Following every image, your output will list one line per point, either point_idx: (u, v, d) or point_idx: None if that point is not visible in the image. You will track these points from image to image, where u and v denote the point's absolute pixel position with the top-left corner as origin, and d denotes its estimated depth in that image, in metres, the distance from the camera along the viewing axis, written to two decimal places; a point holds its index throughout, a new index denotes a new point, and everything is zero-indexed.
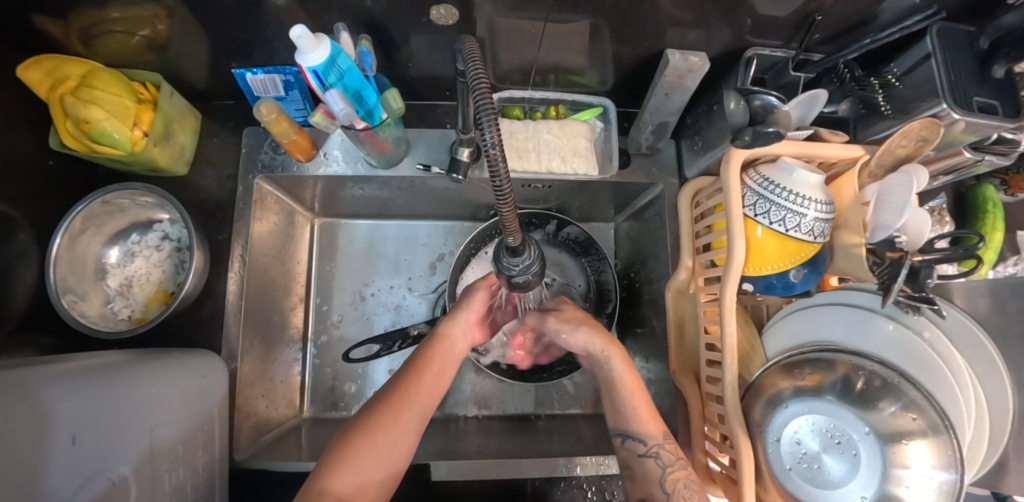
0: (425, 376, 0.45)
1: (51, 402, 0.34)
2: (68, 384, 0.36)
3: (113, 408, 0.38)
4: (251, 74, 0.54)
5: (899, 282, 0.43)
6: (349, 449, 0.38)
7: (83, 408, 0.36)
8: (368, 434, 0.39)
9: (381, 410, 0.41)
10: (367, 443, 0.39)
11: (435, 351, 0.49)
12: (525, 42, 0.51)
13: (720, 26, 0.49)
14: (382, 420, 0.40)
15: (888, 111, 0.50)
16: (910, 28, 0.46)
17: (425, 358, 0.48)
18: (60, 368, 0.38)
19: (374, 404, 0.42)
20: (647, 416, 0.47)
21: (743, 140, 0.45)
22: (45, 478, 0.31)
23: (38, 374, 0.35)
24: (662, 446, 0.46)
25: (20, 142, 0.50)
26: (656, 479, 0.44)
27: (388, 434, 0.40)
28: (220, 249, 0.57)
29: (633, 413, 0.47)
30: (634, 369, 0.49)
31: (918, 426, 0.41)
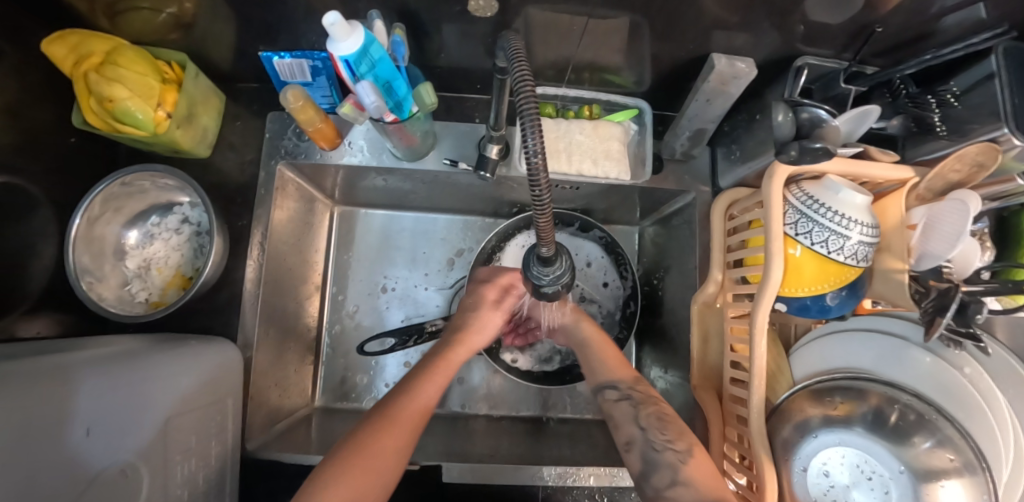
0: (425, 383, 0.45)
1: (64, 394, 0.33)
2: (85, 375, 0.36)
3: (128, 401, 0.38)
4: (278, 58, 0.51)
5: (946, 316, 0.41)
6: (358, 449, 0.38)
7: (97, 401, 0.36)
8: (374, 444, 0.38)
9: (387, 420, 0.41)
10: (374, 445, 0.38)
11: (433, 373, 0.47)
12: (562, 37, 0.49)
13: (770, 32, 0.46)
14: (385, 428, 0.40)
15: (943, 132, 0.47)
16: (975, 46, 0.43)
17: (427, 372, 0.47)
18: (76, 357, 0.37)
19: (384, 415, 0.41)
20: (621, 365, 0.52)
21: (788, 155, 0.42)
22: (53, 474, 0.31)
23: (54, 366, 0.35)
24: (632, 387, 0.49)
25: (40, 118, 0.49)
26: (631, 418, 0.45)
27: (391, 441, 0.39)
28: (239, 234, 0.56)
29: (602, 364, 0.52)
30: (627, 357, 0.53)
31: (954, 466, 0.39)
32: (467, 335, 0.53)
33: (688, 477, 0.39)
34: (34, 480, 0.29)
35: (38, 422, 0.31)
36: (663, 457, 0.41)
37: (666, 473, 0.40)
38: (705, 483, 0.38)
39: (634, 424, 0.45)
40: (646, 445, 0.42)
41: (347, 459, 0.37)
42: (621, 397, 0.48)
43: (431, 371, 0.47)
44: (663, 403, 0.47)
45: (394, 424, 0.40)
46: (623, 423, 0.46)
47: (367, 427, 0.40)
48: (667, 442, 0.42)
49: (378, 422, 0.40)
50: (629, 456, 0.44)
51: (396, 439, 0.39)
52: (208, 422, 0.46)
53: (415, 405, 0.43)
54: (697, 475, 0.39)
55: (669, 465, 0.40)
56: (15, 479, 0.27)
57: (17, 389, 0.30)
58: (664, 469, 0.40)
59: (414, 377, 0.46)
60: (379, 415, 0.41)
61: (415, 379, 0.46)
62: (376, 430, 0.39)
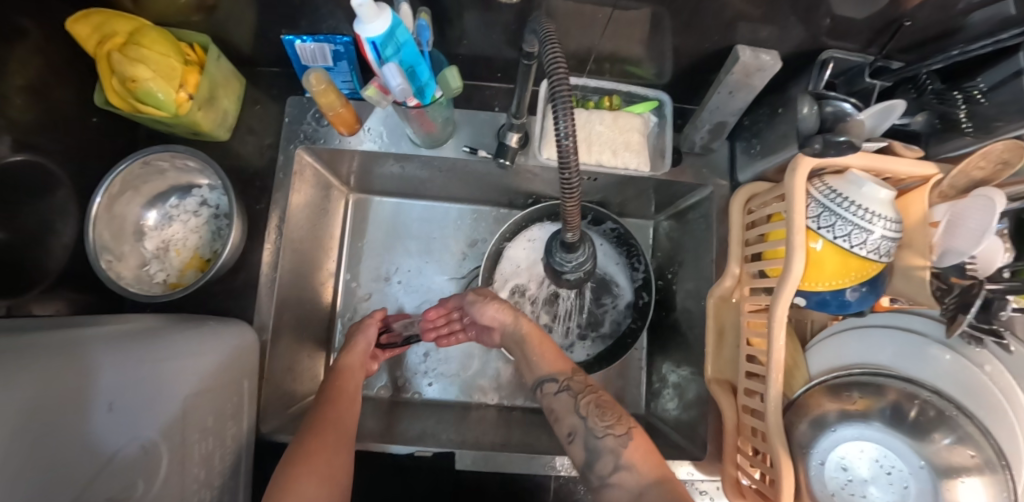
0: (341, 390, 0.50)
1: (86, 368, 0.33)
2: (111, 350, 0.36)
3: (155, 376, 0.38)
4: (300, 42, 0.51)
5: (970, 314, 0.41)
6: (302, 452, 0.41)
7: (122, 376, 0.36)
8: (313, 445, 0.42)
9: (319, 424, 0.45)
10: (318, 443, 0.42)
11: (342, 382, 0.52)
12: (585, 27, 0.49)
13: (796, 26, 0.46)
14: (321, 431, 0.44)
15: (969, 128, 0.46)
16: (1004, 43, 0.40)
17: (335, 386, 0.51)
18: (99, 334, 0.37)
19: (310, 422, 0.45)
20: (555, 357, 0.51)
21: (812, 148, 0.42)
22: (76, 449, 0.31)
23: (79, 341, 0.35)
24: (571, 379, 0.49)
25: (64, 97, 0.50)
26: (570, 408, 0.46)
27: (329, 438, 0.43)
28: (257, 219, 0.56)
29: (539, 360, 0.51)
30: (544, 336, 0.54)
31: (974, 463, 0.39)
32: (349, 343, 0.58)
33: (630, 460, 0.40)
34: (53, 453, 0.29)
35: (62, 396, 0.31)
36: (604, 443, 0.42)
37: (609, 460, 0.41)
38: (646, 466, 0.40)
39: (574, 413, 0.45)
40: (587, 432, 0.43)
41: (296, 463, 0.40)
42: (561, 389, 0.48)
43: (336, 381, 0.52)
44: (600, 391, 0.48)
45: (328, 426, 0.45)
46: (563, 414, 0.46)
47: (306, 435, 0.43)
48: (607, 428, 0.43)
49: (308, 430, 0.44)
50: (573, 446, 0.44)
51: (334, 437, 0.44)
52: (227, 403, 0.47)
53: (335, 410, 0.47)
54: (638, 458, 0.40)
55: (611, 452, 0.41)
56: (35, 452, 0.27)
57: (40, 362, 0.30)
58: (606, 456, 0.41)
59: (326, 391, 0.50)
60: (309, 425, 0.45)
61: (325, 395, 0.50)
62: (309, 434, 0.44)
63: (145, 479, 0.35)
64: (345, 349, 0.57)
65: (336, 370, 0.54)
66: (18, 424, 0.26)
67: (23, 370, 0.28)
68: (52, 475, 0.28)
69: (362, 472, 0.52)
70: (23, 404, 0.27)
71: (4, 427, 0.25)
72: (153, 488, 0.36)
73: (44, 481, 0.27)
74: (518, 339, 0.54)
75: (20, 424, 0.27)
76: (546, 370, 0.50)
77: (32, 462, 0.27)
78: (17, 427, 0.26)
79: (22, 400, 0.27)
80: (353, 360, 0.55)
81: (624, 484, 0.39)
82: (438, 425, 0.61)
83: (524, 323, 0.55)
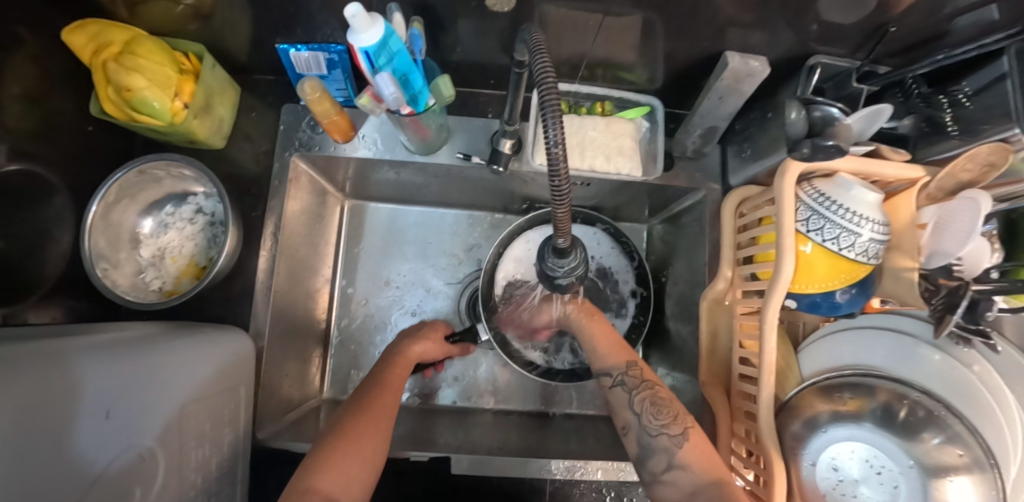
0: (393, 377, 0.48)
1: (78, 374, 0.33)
2: (103, 356, 0.36)
3: (149, 382, 0.38)
4: (294, 50, 0.51)
5: (956, 316, 0.42)
6: (340, 443, 0.39)
7: (115, 382, 0.35)
8: (358, 432, 0.41)
9: (360, 414, 0.42)
10: (362, 435, 0.40)
11: (395, 367, 0.50)
12: (577, 33, 0.49)
13: (785, 31, 0.46)
14: (367, 417, 0.42)
15: (955, 132, 0.46)
16: (988, 46, 0.41)
17: (388, 369, 0.49)
18: (95, 342, 0.37)
19: (352, 409, 0.43)
20: (614, 347, 0.51)
21: (801, 152, 0.42)
22: (71, 458, 0.30)
23: (76, 349, 0.35)
24: (626, 373, 0.49)
25: (60, 107, 0.50)
26: (625, 402, 0.47)
27: (377, 428, 0.42)
28: (253, 225, 0.57)
29: (600, 348, 0.52)
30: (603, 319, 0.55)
31: (963, 462, 0.40)
32: (417, 331, 0.55)
33: (684, 461, 0.41)
34: (44, 463, 0.28)
35: (53, 403, 0.30)
36: (658, 442, 0.43)
37: (662, 458, 0.42)
38: (700, 466, 0.41)
39: (629, 410, 0.46)
40: (642, 430, 0.45)
41: (338, 446, 0.39)
42: (615, 384, 0.49)
43: (385, 368, 0.49)
44: (658, 385, 0.47)
45: (369, 417, 0.42)
46: (619, 408, 0.47)
47: (350, 418, 0.42)
48: (661, 427, 0.44)
49: (355, 413, 0.43)
50: (628, 439, 0.46)
51: (380, 426, 0.42)
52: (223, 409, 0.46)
53: (387, 396, 0.45)
54: (694, 459, 0.41)
55: (665, 451, 0.42)
56: (31, 457, 0.27)
57: (29, 369, 0.30)
58: (660, 454, 0.43)
59: (367, 381, 0.48)
60: (357, 407, 0.43)
61: (367, 386, 0.47)
62: (353, 422, 0.42)
63: (142, 486, 0.35)
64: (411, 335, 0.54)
65: (390, 358, 0.51)
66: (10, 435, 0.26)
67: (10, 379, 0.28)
68: (43, 483, 0.28)
69: None
70: (15, 411, 0.27)
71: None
72: (150, 494, 0.36)
73: (38, 491, 0.27)
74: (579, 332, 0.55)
75: (13, 431, 0.26)
76: (609, 362, 0.50)
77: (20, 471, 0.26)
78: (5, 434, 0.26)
79: (11, 409, 0.27)
80: (412, 353, 0.52)
81: (678, 482, 0.41)
82: (436, 430, 0.61)
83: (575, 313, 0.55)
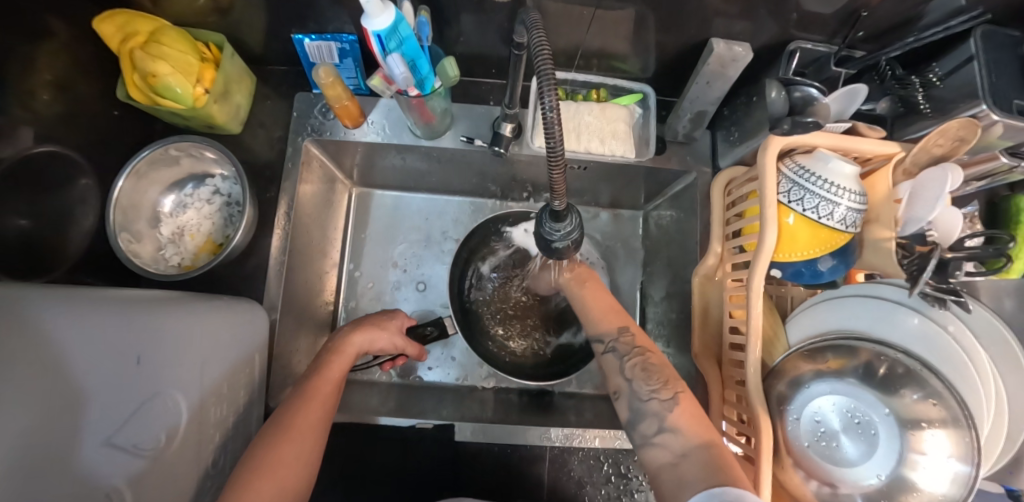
0: (319, 383, 0.45)
1: (37, 341, 0.31)
2: (117, 313, 0.37)
3: (142, 348, 0.37)
4: (308, 40, 0.55)
5: (927, 274, 0.44)
6: (254, 475, 0.36)
7: (127, 340, 0.37)
8: (279, 454, 0.38)
9: (283, 436, 0.39)
10: (278, 466, 0.37)
11: (327, 371, 0.47)
12: (572, 24, 0.53)
13: (767, 20, 0.50)
14: (289, 437, 0.39)
15: (927, 110, 0.49)
16: (954, 29, 0.47)
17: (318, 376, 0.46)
18: (140, 297, 0.41)
19: (272, 429, 0.40)
20: (608, 314, 0.53)
21: (782, 128, 0.48)
22: (94, 398, 0.33)
23: (122, 301, 0.39)
24: (619, 339, 0.49)
25: (88, 93, 0.53)
26: (616, 368, 0.48)
27: (298, 450, 0.39)
28: (267, 206, 0.60)
29: (595, 315, 0.53)
30: (598, 286, 0.57)
31: (938, 414, 0.42)
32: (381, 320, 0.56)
33: (673, 424, 0.41)
34: (57, 405, 0.31)
35: (55, 362, 0.32)
36: (648, 406, 0.43)
37: (652, 422, 0.42)
38: (691, 429, 0.40)
39: (620, 375, 0.47)
40: (632, 394, 0.45)
41: (254, 472, 0.36)
42: (607, 350, 0.50)
43: (322, 373, 0.47)
44: (650, 351, 0.48)
45: (289, 436, 0.40)
46: (610, 373, 0.48)
47: (267, 439, 0.39)
48: (652, 392, 0.44)
49: (275, 433, 0.40)
50: (620, 405, 0.47)
51: (306, 444, 0.40)
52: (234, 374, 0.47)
53: (313, 410, 0.43)
54: (684, 422, 0.41)
55: (655, 414, 0.42)
56: (51, 394, 0.30)
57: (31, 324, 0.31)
58: (650, 419, 0.42)
59: (295, 391, 0.45)
60: (275, 426, 0.40)
61: (293, 399, 0.44)
62: (270, 449, 0.38)
63: (169, 432, 0.38)
64: (357, 324, 0.53)
65: (331, 354, 0.49)
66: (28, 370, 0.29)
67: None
68: (63, 416, 0.31)
69: (370, 443, 0.55)
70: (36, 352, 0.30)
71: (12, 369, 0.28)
72: (173, 442, 0.38)
73: (46, 424, 0.29)
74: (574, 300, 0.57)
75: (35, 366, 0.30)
76: (602, 328, 0.52)
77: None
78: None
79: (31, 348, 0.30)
80: (355, 344, 0.50)
81: (668, 445, 0.40)
82: (439, 405, 0.64)
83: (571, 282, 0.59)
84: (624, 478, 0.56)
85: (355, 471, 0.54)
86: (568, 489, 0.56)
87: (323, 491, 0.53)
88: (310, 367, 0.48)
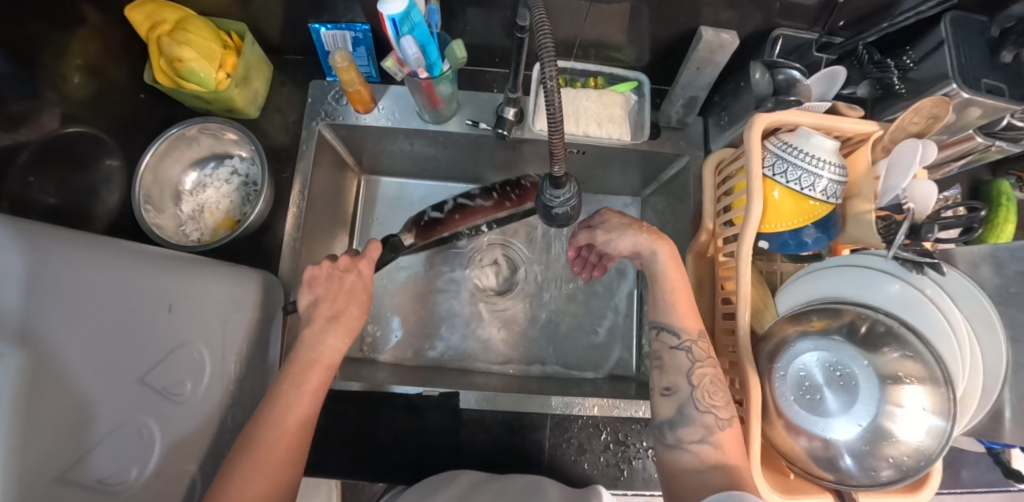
0: (297, 400, 0.41)
1: (105, 276, 0.32)
2: (156, 261, 0.39)
3: (173, 298, 0.39)
4: (325, 29, 0.59)
5: (899, 238, 0.46)
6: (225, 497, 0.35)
7: (165, 289, 0.39)
8: (251, 479, 0.37)
9: (253, 465, 0.37)
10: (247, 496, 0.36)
11: (305, 383, 0.42)
12: (571, 16, 0.57)
13: (752, 9, 0.53)
14: (259, 467, 0.37)
15: (903, 91, 0.53)
16: (924, 13, 0.50)
17: (294, 388, 0.42)
18: (173, 254, 0.43)
19: (251, 448, 0.38)
20: (688, 312, 0.48)
21: (765, 108, 0.54)
22: (139, 340, 0.35)
23: (154, 252, 0.40)
24: (695, 342, 0.47)
25: (117, 77, 0.57)
26: (684, 369, 0.46)
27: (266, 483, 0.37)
28: (283, 186, 0.63)
29: (672, 307, 0.48)
30: (679, 264, 0.49)
31: (915, 371, 0.45)
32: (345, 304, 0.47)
33: (718, 440, 0.43)
34: (113, 340, 0.33)
35: (120, 296, 0.33)
36: (701, 418, 0.44)
37: (697, 430, 0.44)
38: (731, 450, 0.42)
39: (685, 378, 0.46)
40: (690, 400, 0.45)
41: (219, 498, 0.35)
42: (678, 347, 0.47)
43: (299, 386, 0.42)
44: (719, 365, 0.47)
45: (262, 462, 0.37)
46: (671, 371, 0.47)
47: (236, 465, 0.37)
48: (712, 407, 0.44)
49: (245, 456, 0.37)
50: (664, 400, 0.47)
51: (275, 471, 0.38)
52: (239, 324, 0.49)
53: (287, 435, 0.39)
54: (728, 442, 0.43)
55: (704, 426, 0.44)
56: (110, 330, 0.32)
57: (99, 256, 0.33)
58: (696, 427, 0.44)
59: (268, 403, 0.41)
60: (244, 453, 0.37)
61: (263, 412, 0.40)
62: (241, 476, 0.36)
63: (191, 381, 0.41)
64: (332, 322, 0.46)
65: (304, 367, 0.43)
66: (97, 306, 0.31)
67: (29, 297, 0.26)
68: (118, 353, 0.33)
69: (379, 410, 0.57)
70: (104, 288, 0.32)
71: (87, 302, 0.30)
72: (198, 388, 0.42)
73: (105, 357, 0.32)
74: (657, 277, 0.49)
75: (103, 302, 0.32)
76: (682, 324, 0.48)
77: (41, 399, 0.26)
78: (27, 364, 0.25)
79: (105, 285, 0.32)
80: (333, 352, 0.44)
81: (701, 454, 0.43)
82: (444, 378, 0.66)
83: (661, 254, 0.49)
84: (623, 446, 0.58)
85: (366, 436, 0.57)
86: (567, 456, 0.57)
87: (335, 454, 0.56)
88: (286, 374, 0.43)
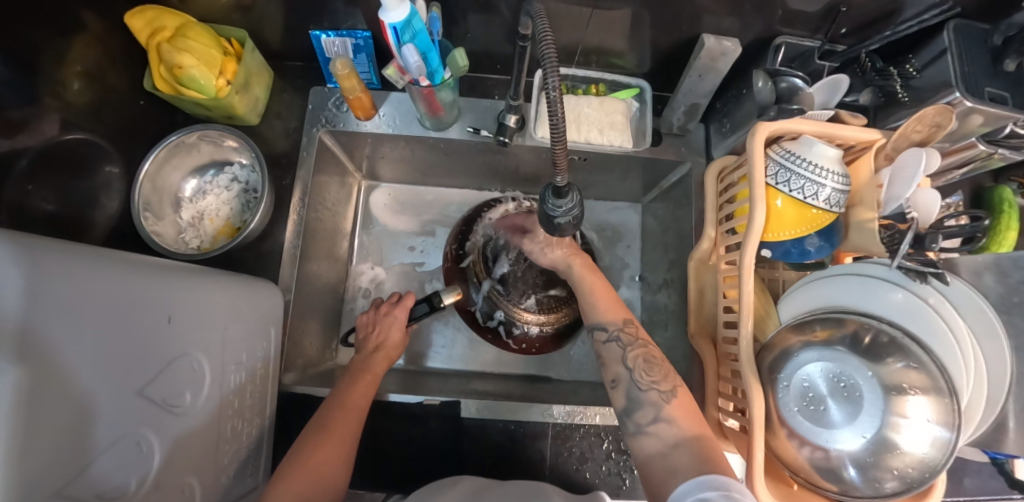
0: (350, 394, 0.49)
1: (104, 289, 0.32)
2: (154, 272, 0.38)
3: (172, 308, 0.39)
4: (325, 36, 0.58)
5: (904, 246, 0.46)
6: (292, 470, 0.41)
7: (165, 299, 0.38)
8: (314, 458, 0.42)
9: (312, 445, 0.43)
10: (307, 471, 0.41)
11: (356, 383, 0.51)
12: (572, 23, 0.57)
13: (754, 16, 0.53)
14: (319, 446, 0.43)
15: (905, 99, 0.53)
16: (927, 21, 0.49)
17: (352, 380, 0.51)
18: (172, 263, 0.42)
19: (315, 431, 0.45)
20: (611, 306, 0.53)
21: (768, 116, 0.54)
22: (139, 351, 0.35)
23: (153, 262, 0.40)
24: (622, 329, 0.51)
25: (116, 83, 0.57)
26: (618, 357, 0.49)
27: (326, 459, 0.43)
28: (283, 192, 0.63)
29: (595, 306, 0.54)
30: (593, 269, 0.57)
31: (919, 382, 0.44)
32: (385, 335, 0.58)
33: (670, 415, 0.43)
34: (113, 353, 0.32)
35: (119, 310, 0.33)
36: (647, 396, 0.45)
37: (648, 411, 0.44)
38: (684, 422, 0.43)
39: (622, 364, 0.48)
40: (632, 383, 0.46)
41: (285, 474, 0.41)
42: (609, 338, 0.50)
43: (351, 385, 0.50)
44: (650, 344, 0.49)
45: (322, 442, 0.44)
46: (611, 363, 0.49)
47: (304, 445, 0.43)
48: (653, 382, 0.46)
49: (310, 438, 0.44)
50: (614, 392, 0.47)
51: (332, 453, 0.43)
52: (239, 334, 0.49)
53: (343, 419, 0.46)
54: (679, 413, 0.43)
55: (653, 404, 0.44)
56: (109, 344, 0.32)
57: (98, 268, 0.32)
58: (647, 407, 0.44)
59: (327, 400, 0.49)
60: (310, 436, 0.44)
61: (329, 403, 0.48)
62: (302, 457, 0.42)
63: (190, 391, 0.41)
64: (375, 351, 0.56)
65: (358, 371, 0.53)
66: (96, 319, 0.31)
67: (27, 311, 0.25)
68: (118, 365, 0.33)
69: (379, 419, 0.57)
70: (103, 300, 0.31)
71: (86, 315, 0.30)
72: (197, 398, 0.42)
73: (104, 370, 0.31)
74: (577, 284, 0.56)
75: (102, 315, 0.31)
76: (606, 319, 0.52)
77: (40, 415, 0.26)
78: (26, 380, 0.24)
79: (104, 298, 0.32)
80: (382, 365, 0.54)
81: (661, 434, 0.42)
82: (444, 385, 0.66)
83: (574, 265, 0.57)
84: (624, 455, 0.58)
85: (365, 445, 0.56)
86: (568, 465, 0.57)
87: None
88: (344, 378, 0.52)
